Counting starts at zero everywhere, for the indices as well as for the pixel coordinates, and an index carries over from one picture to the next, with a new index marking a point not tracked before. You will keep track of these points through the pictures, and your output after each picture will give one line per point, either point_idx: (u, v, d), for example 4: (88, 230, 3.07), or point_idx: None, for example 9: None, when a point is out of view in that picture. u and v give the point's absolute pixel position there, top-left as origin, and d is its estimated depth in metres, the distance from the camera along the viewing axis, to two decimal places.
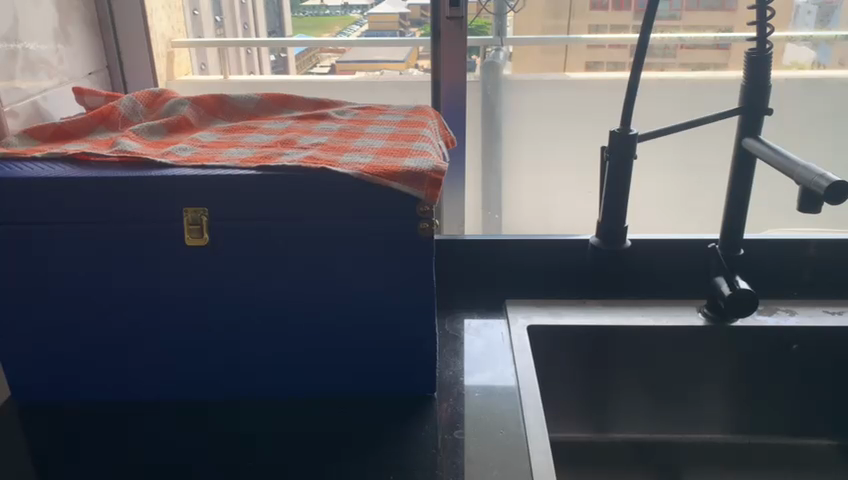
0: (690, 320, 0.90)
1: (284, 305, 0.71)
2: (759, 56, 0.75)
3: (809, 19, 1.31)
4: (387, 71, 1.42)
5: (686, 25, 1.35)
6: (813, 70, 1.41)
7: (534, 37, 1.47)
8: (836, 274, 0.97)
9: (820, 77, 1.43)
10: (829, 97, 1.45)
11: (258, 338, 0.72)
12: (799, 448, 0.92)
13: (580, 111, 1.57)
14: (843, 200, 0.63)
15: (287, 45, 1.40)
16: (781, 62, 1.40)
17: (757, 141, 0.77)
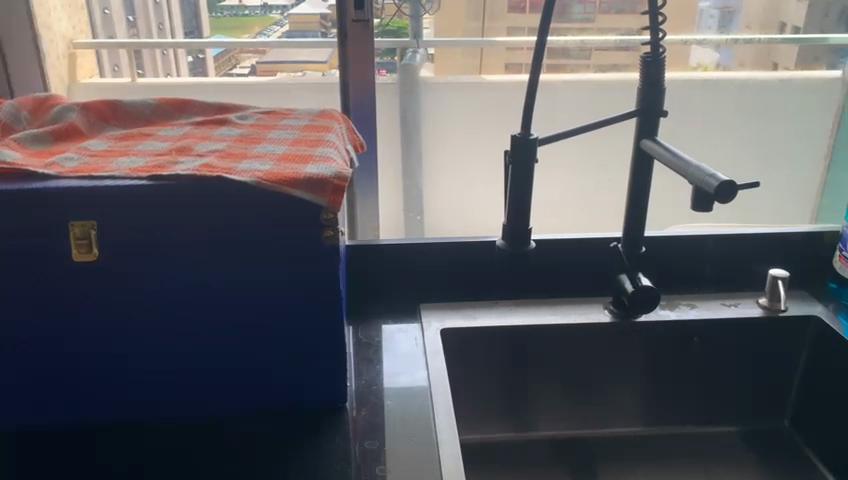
0: (598, 317, 0.92)
1: (185, 318, 0.68)
2: (653, 59, 0.78)
3: (712, 23, 1.44)
4: (308, 72, 1.35)
5: (598, 26, 1.38)
6: (716, 71, 1.58)
7: (454, 40, 1.48)
8: (733, 268, 1.02)
9: (717, 79, 1.63)
10: (715, 98, 1.65)
11: (157, 354, 0.69)
12: (706, 435, 0.96)
13: (493, 110, 1.67)
14: (730, 198, 0.65)
15: (204, 47, 1.35)
16: (688, 63, 1.49)
17: (654, 142, 0.79)
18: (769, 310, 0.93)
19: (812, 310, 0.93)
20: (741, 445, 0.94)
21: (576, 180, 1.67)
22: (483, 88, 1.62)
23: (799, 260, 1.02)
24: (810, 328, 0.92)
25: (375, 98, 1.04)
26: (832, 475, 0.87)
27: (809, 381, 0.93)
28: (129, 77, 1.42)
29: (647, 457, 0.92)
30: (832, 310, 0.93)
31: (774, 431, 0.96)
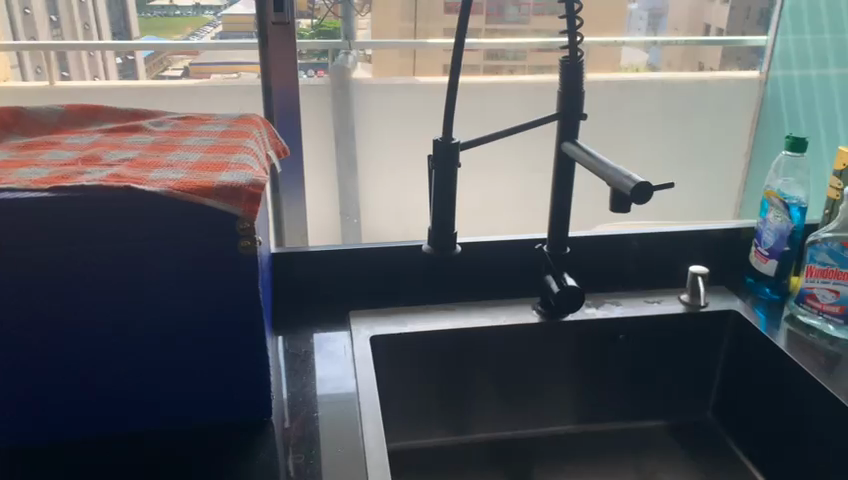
0: (526, 317, 0.93)
1: (93, 337, 0.64)
2: (572, 62, 0.78)
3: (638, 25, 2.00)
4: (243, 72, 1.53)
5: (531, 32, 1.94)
6: (643, 72, 2.20)
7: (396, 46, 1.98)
8: (657, 266, 1.04)
9: (609, 80, 2.21)
10: (607, 100, 2.25)
11: (67, 376, 0.65)
12: (636, 430, 0.98)
13: (421, 121, 2.20)
14: (647, 199, 0.67)
15: (134, 49, 1.49)
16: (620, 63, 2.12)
17: (575, 145, 0.80)
18: (691, 306, 0.96)
19: (731, 304, 0.96)
20: (670, 437, 0.96)
21: (497, 183, 2.20)
22: (416, 98, 2.15)
23: (718, 256, 1.05)
24: (729, 322, 0.95)
25: (300, 102, 1.01)
26: (753, 464, 0.90)
27: (731, 374, 0.95)
28: (48, 80, 1.58)
29: (581, 455, 0.93)
30: (749, 305, 0.96)
31: (700, 425, 0.98)
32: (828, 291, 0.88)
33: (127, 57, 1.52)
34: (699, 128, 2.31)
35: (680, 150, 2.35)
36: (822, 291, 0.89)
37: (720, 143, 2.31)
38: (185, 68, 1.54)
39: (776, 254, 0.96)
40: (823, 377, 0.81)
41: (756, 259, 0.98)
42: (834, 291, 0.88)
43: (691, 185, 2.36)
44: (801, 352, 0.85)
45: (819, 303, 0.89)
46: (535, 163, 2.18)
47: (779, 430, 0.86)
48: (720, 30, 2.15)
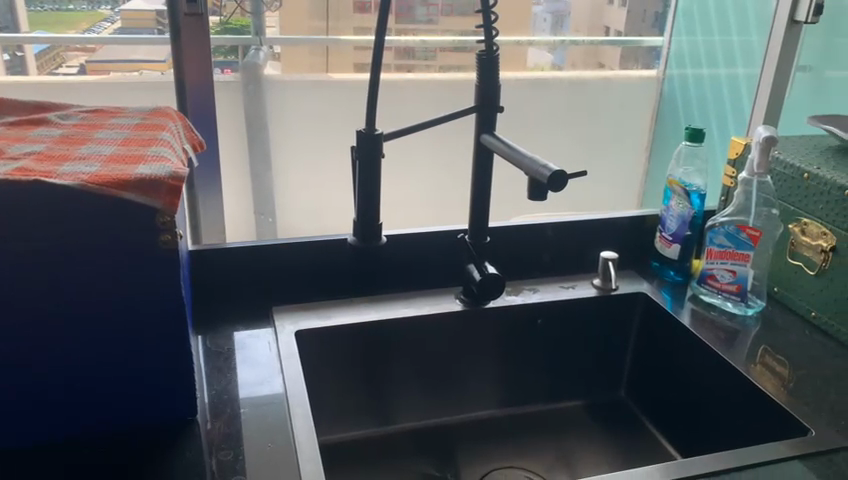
0: (449, 306, 0.95)
1: (31, 337, 0.62)
2: (488, 56, 0.81)
3: (546, 25, 2.12)
4: (147, 70, 1.54)
5: (442, 28, 2.00)
6: (549, 70, 2.26)
7: (301, 38, 2.02)
8: (572, 253, 1.09)
9: (517, 78, 2.22)
10: (515, 96, 2.26)
11: (23, 380, 0.63)
12: (559, 411, 1.02)
13: (335, 115, 2.19)
14: (561, 188, 0.70)
15: (23, 43, 1.45)
16: (530, 62, 2.19)
17: (494, 137, 0.82)
18: (603, 290, 1.01)
19: (640, 288, 1.01)
20: (592, 414, 1.01)
21: (417, 179, 2.24)
22: (328, 84, 2.14)
23: (626, 243, 1.11)
24: (638, 304, 1.01)
25: (215, 98, 0.99)
26: (664, 436, 0.96)
27: (642, 354, 1.01)
28: None
29: (509, 437, 0.97)
30: (655, 288, 1.02)
31: (615, 402, 1.03)
32: (726, 272, 0.94)
33: (15, 53, 1.47)
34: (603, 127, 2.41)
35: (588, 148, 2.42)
36: (721, 271, 0.95)
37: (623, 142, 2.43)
38: (81, 64, 1.53)
39: (679, 239, 1.02)
40: (723, 351, 0.87)
41: (661, 244, 1.04)
42: (731, 271, 0.94)
43: (602, 181, 2.47)
44: (703, 330, 0.91)
45: (719, 283, 0.95)
46: (455, 158, 2.23)
47: (686, 403, 0.92)
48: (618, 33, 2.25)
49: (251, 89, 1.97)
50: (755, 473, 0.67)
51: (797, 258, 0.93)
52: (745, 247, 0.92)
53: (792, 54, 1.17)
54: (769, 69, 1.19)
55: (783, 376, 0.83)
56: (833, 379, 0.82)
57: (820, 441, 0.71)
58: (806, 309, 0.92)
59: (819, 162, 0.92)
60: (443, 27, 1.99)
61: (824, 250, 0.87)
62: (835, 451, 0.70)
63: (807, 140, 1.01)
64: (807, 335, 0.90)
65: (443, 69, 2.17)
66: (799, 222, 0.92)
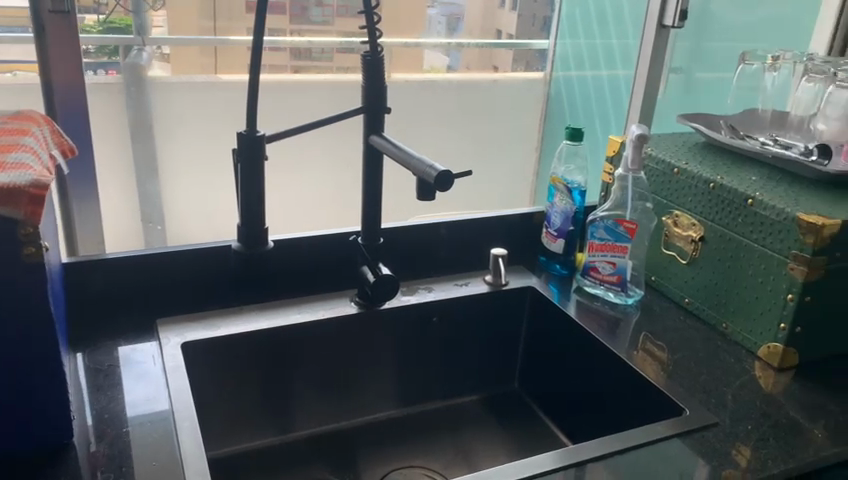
0: (344, 309, 0.94)
1: None
2: (373, 57, 0.80)
3: (441, 27, 2.35)
4: (17, 73, 1.50)
5: (337, 28, 2.09)
6: (448, 73, 2.43)
7: (194, 37, 2.01)
8: (466, 250, 1.11)
9: (407, 80, 2.38)
10: (408, 94, 2.40)
11: None
12: (458, 407, 1.04)
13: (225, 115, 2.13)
14: (448, 187, 0.71)
15: None
16: (424, 63, 2.39)
17: (382, 138, 0.82)
18: (494, 286, 1.03)
19: (529, 282, 1.05)
20: (489, 408, 1.04)
21: (311, 180, 2.25)
22: (218, 85, 2.08)
23: (515, 239, 1.14)
24: (527, 299, 1.04)
25: (89, 102, 0.94)
26: (556, 424, 1.00)
27: (533, 346, 1.04)
28: None
29: (409, 437, 0.97)
30: (544, 282, 1.06)
31: (509, 395, 1.07)
32: (607, 264, 0.99)
33: None
34: (497, 126, 2.55)
35: (479, 145, 2.57)
36: (603, 263, 0.99)
37: (511, 142, 2.58)
38: None
39: (563, 234, 1.06)
40: (607, 340, 0.91)
41: (547, 239, 1.08)
42: (612, 262, 0.98)
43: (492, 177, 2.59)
44: (588, 321, 0.95)
45: (601, 274, 1.00)
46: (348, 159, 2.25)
47: (574, 393, 0.96)
48: (510, 35, 2.41)
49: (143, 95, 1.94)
50: (637, 454, 0.71)
51: (671, 249, 0.98)
52: (623, 240, 0.96)
53: (662, 56, 1.24)
54: (643, 69, 1.26)
55: (661, 361, 0.87)
56: (705, 360, 0.87)
57: (694, 419, 0.76)
58: (681, 296, 0.98)
59: (688, 158, 0.98)
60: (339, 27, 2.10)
61: (695, 240, 0.93)
62: (706, 427, 0.75)
63: (677, 138, 1.08)
64: (682, 320, 0.96)
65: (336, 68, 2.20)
66: (671, 215, 0.97)
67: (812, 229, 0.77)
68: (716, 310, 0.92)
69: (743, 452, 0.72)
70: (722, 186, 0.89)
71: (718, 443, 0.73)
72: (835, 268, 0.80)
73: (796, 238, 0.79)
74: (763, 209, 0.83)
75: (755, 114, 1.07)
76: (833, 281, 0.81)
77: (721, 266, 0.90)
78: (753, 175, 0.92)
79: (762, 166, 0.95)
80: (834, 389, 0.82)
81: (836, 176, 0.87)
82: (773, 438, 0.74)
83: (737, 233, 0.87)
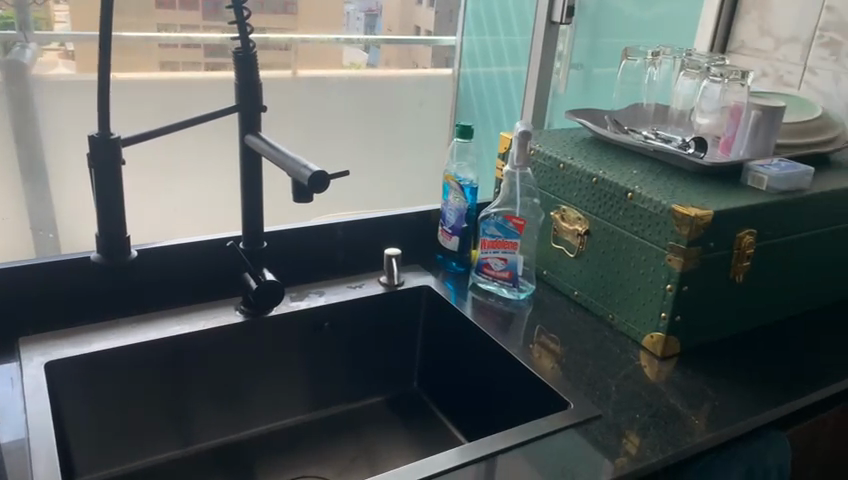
0: (230, 318, 0.90)
1: None
2: (245, 54, 0.76)
3: (360, 25, 2.75)
4: None
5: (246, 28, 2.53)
6: (368, 68, 2.91)
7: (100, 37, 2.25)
8: (364, 250, 1.09)
9: (324, 76, 2.84)
10: (338, 93, 2.90)
11: None
12: (356, 412, 1.01)
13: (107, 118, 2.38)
14: (324, 189, 0.69)
15: None
16: (345, 59, 2.82)
17: (259, 138, 0.79)
18: (390, 286, 1.01)
19: (425, 281, 1.04)
20: (387, 411, 1.02)
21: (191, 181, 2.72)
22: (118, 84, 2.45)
23: (413, 238, 1.13)
24: (423, 298, 1.03)
25: None
26: (453, 422, 0.99)
27: (430, 346, 1.04)
28: None
29: (304, 445, 0.94)
30: (440, 280, 1.05)
31: (408, 395, 1.05)
32: (499, 260, 0.99)
33: None
34: (387, 126, 3.05)
35: (366, 139, 3.05)
36: (494, 260, 0.99)
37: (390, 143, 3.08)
38: None
39: (458, 232, 1.05)
40: (499, 338, 0.91)
41: (443, 236, 1.08)
42: (503, 258, 0.99)
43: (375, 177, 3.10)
44: (481, 318, 0.95)
45: (493, 271, 1.00)
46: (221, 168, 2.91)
47: (471, 391, 0.96)
48: (429, 31, 2.84)
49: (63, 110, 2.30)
50: (524, 451, 0.71)
51: (560, 242, 1.00)
52: (513, 236, 0.97)
53: (553, 51, 1.26)
54: (535, 65, 1.28)
55: (553, 354, 0.89)
56: (593, 351, 0.89)
57: (578, 412, 0.77)
58: (571, 289, 1.00)
59: (574, 153, 0.99)
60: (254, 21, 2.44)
61: (581, 234, 0.95)
62: (590, 421, 0.76)
63: (566, 134, 1.10)
64: (572, 312, 0.98)
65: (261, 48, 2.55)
66: (559, 209, 0.99)
67: (686, 220, 0.79)
68: (603, 302, 0.94)
69: (626, 443, 0.73)
70: (604, 180, 0.90)
71: (601, 436, 0.74)
72: (710, 258, 0.83)
73: (672, 230, 0.81)
74: (641, 203, 0.85)
75: (639, 110, 1.10)
76: (708, 270, 0.83)
77: (606, 259, 0.92)
78: (634, 169, 0.94)
79: (643, 159, 0.98)
80: (712, 374, 0.85)
81: (710, 168, 0.90)
82: (653, 426, 0.76)
83: (619, 226, 0.89)
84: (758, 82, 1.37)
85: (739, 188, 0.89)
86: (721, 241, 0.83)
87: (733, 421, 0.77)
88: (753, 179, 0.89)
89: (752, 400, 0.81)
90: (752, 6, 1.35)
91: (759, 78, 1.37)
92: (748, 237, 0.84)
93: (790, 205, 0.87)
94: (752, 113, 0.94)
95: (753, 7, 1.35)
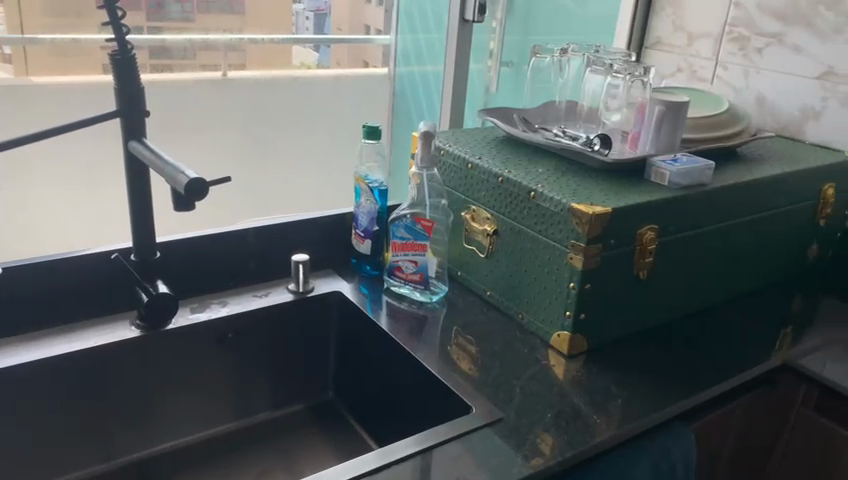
0: (123, 335, 0.85)
1: None
2: (123, 57, 0.73)
3: (307, 23, 2.62)
4: None
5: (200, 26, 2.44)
6: (314, 67, 2.90)
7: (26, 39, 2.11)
8: (275, 257, 1.05)
9: (256, 78, 2.79)
10: (273, 93, 2.84)
11: None
12: (269, 424, 0.98)
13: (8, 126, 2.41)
14: (203, 195, 0.66)
15: None
16: (291, 59, 2.81)
17: (140, 144, 0.75)
18: (298, 293, 0.99)
19: (336, 286, 1.01)
20: (302, 422, 0.99)
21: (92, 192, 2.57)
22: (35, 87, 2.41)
23: (327, 242, 1.10)
24: (333, 304, 1.01)
25: None
26: (366, 429, 0.97)
27: (343, 352, 1.01)
28: None
29: (213, 462, 0.90)
30: (353, 285, 1.03)
31: (322, 403, 1.03)
32: (409, 262, 0.97)
33: None
34: (325, 126, 3.01)
35: (302, 143, 2.99)
36: (405, 262, 0.98)
37: (330, 144, 3.03)
38: None
39: (370, 234, 1.03)
40: (408, 343, 0.89)
41: (355, 240, 1.05)
42: (414, 261, 0.97)
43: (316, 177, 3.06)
44: (392, 323, 0.93)
45: (404, 273, 0.98)
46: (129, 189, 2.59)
47: (383, 397, 0.93)
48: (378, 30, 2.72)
49: (5, 110, 2.37)
50: (421, 460, 0.69)
51: (472, 243, 0.99)
52: (422, 238, 0.95)
53: (467, 49, 1.25)
54: (452, 65, 1.27)
55: (462, 356, 0.87)
56: (502, 352, 0.88)
57: (482, 416, 0.76)
58: (483, 289, 0.99)
59: (482, 153, 0.99)
60: (200, 23, 2.51)
61: (489, 234, 0.94)
62: (493, 424, 0.75)
63: (479, 133, 1.09)
64: (484, 313, 0.97)
65: (204, 48, 2.51)
66: (469, 209, 0.98)
67: (585, 218, 0.79)
68: (513, 302, 0.94)
69: (526, 446, 0.72)
70: (509, 179, 0.89)
71: (501, 440, 0.72)
72: (611, 255, 0.83)
73: (572, 229, 0.81)
74: (543, 202, 0.85)
75: (550, 107, 1.10)
76: (609, 267, 0.83)
77: (513, 259, 0.92)
78: (542, 167, 0.93)
79: (551, 157, 0.97)
80: (617, 373, 0.85)
81: (613, 165, 0.90)
82: (555, 427, 0.75)
83: (524, 225, 0.88)
84: (674, 77, 1.38)
85: (642, 185, 0.89)
86: (621, 238, 0.83)
87: (634, 418, 0.77)
88: (655, 174, 0.89)
89: (655, 396, 0.81)
90: (667, 4, 1.36)
91: (675, 74, 1.38)
92: (650, 234, 0.85)
93: (691, 201, 0.87)
94: (656, 108, 0.94)
95: (667, 4, 1.36)
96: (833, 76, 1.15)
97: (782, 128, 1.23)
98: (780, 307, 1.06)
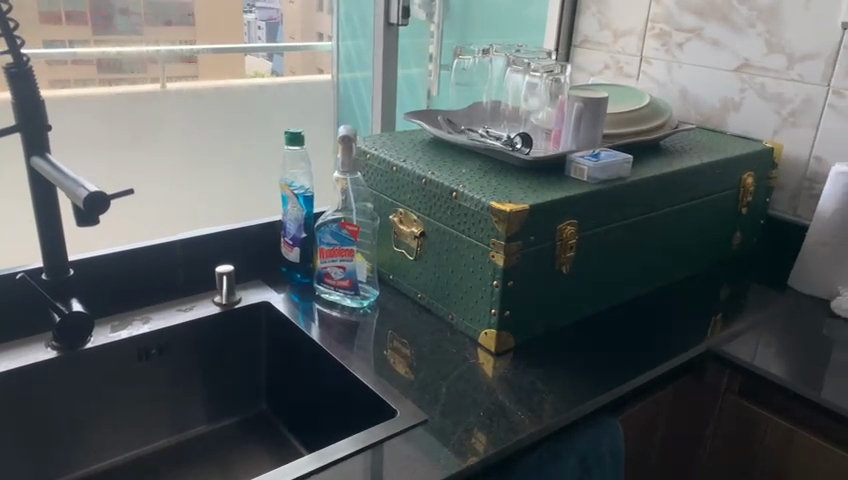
0: (36, 357, 0.82)
1: None
2: (19, 70, 0.71)
3: (260, 32, 2.52)
4: None
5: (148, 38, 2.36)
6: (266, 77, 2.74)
7: None
8: (202, 268, 1.03)
9: (193, 89, 2.65)
10: (213, 101, 2.69)
11: None
12: (202, 439, 0.96)
13: None
14: (103, 209, 0.64)
15: None
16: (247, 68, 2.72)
17: (41, 159, 0.73)
18: (224, 306, 0.97)
19: (264, 297, 1.00)
20: (234, 435, 0.97)
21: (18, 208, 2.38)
22: None
23: (257, 252, 1.08)
24: (262, 314, 0.99)
25: None
26: (300, 440, 0.96)
27: (275, 363, 1.00)
28: None
29: None
30: (284, 294, 1.02)
31: (256, 416, 1.01)
32: (337, 268, 0.96)
33: None
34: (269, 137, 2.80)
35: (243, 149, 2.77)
36: (334, 268, 0.97)
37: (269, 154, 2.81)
38: None
39: (298, 242, 1.02)
40: (337, 349, 0.88)
41: (284, 248, 1.04)
42: (342, 267, 0.96)
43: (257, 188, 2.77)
44: (321, 331, 0.92)
45: (333, 280, 0.97)
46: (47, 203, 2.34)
47: (316, 406, 0.92)
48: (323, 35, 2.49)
49: None
50: (372, 454, 0.70)
51: (401, 245, 0.98)
52: (347, 243, 0.95)
53: (395, 53, 1.25)
54: (380, 70, 1.27)
55: (393, 359, 0.87)
56: (430, 353, 0.88)
57: (408, 418, 0.75)
58: (415, 291, 0.99)
59: (407, 155, 0.98)
60: (146, 37, 2.36)
61: (416, 236, 0.94)
62: (419, 425, 0.75)
63: (407, 136, 1.09)
64: (416, 315, 0.97)
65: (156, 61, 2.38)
66: (396, 212, 0.97)
67: (503, 215, 0.79)
68: (442, 302, 0.94)
69: (450, 445, 0.71)
70: (432, 180, 0.90)
71: (427, 440, 0.72)
72: (532, 252, 0.84)
73: (491, 227, 0.81)
74: (464, 201, 0.85)
75: (476, 108, 1.10)
76: (531, 264, 0.84)
77: (440, 259, 0.92)
78: (465, 167, 0.94)
79: (476, 157, 0.98)
80: (543, 368, 0.86)
81: (534, 163, 0.91)
82: (480, 425, 0.75)
83: (448, 226, 0.89)
84: (601, 75, 1.40)
85: (562, 181, 0.90)
86: (541, 234, 0.83)
87: (559, 412, 0.78)
88: (574, 170, 0.90)
89: (579, 389, 0.82)
90: (592, 3, 1.38)
91: (603, 71, 1.41)
92: (570, 228, 0.85)
93: (609, 195, 0.89)
94: (574, 105, 0.95)
95: (592, 2, 1.38)
96: (750, 68, 1.17)
97: (705, 120, 1.26)
98: (707, 294, 1.08)
